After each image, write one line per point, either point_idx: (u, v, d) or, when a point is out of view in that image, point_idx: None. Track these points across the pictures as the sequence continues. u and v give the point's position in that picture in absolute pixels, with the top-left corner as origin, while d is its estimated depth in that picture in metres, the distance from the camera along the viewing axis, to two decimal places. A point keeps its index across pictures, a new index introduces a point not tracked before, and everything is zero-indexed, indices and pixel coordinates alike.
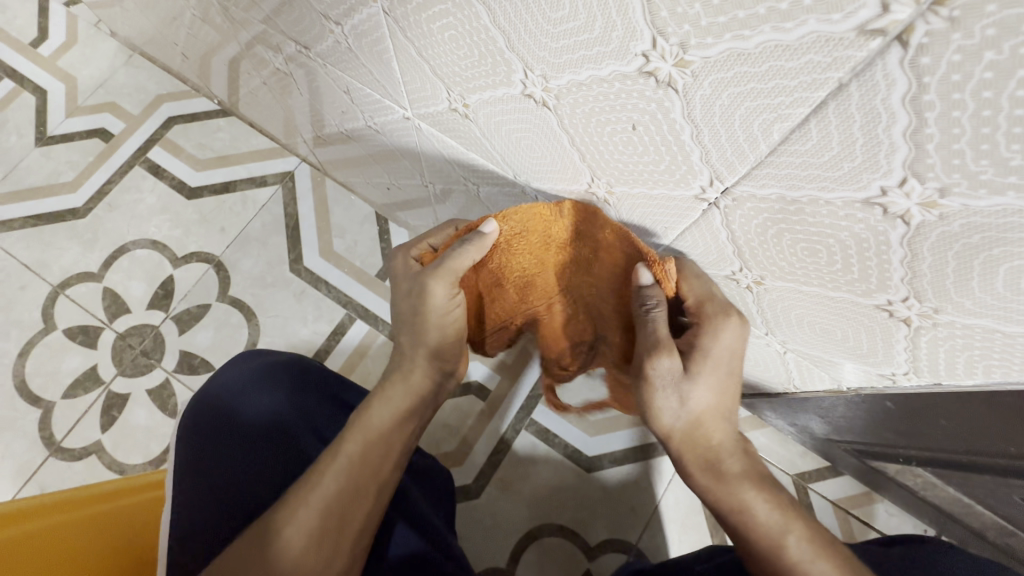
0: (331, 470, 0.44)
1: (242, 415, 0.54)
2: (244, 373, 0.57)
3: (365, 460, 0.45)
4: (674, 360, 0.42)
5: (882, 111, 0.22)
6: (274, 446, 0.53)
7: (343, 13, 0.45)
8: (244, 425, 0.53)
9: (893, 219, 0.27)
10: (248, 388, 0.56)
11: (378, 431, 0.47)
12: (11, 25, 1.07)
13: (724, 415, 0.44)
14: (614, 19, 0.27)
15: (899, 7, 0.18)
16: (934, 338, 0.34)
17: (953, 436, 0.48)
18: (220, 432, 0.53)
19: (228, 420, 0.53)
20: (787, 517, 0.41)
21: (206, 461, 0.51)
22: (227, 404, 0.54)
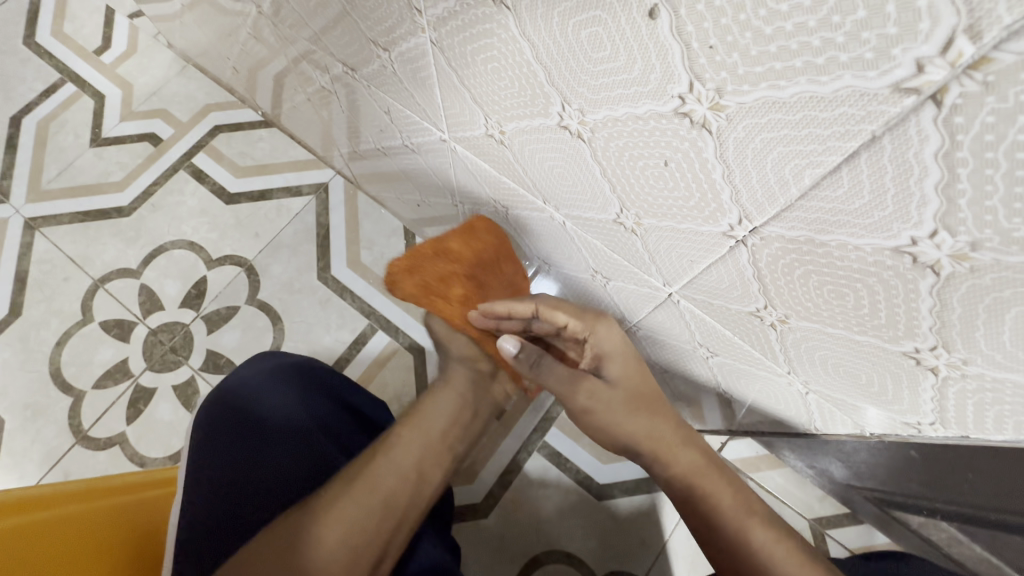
0: (387, 458, 0.48)
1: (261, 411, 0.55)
2: (266, 374, 0.59)
3: (405, 457, 0.48)
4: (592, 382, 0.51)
5: (914, 165, 0.23)
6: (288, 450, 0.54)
7: (392, 41, 0.48)
8: (264, 425, 0.55)
9: (922, 268, 0.27)
10: (263, 386, 0.57)
11: (426, 418, 0.51)
12: (78, 33, 1.14)
13: (654, 403, 0.52)
14: (654, 62, 0.28)
15: (934, 69, 0.19)
16: (962, 390, 0.33)
17: (979, 490, 0.47)
18: (240, 430, 0.54)
19: (250, 417, 0.55)
20: (745, 504, 0.50)
21: (224, 460, 0.52)
22: (252, 403, 0.56)
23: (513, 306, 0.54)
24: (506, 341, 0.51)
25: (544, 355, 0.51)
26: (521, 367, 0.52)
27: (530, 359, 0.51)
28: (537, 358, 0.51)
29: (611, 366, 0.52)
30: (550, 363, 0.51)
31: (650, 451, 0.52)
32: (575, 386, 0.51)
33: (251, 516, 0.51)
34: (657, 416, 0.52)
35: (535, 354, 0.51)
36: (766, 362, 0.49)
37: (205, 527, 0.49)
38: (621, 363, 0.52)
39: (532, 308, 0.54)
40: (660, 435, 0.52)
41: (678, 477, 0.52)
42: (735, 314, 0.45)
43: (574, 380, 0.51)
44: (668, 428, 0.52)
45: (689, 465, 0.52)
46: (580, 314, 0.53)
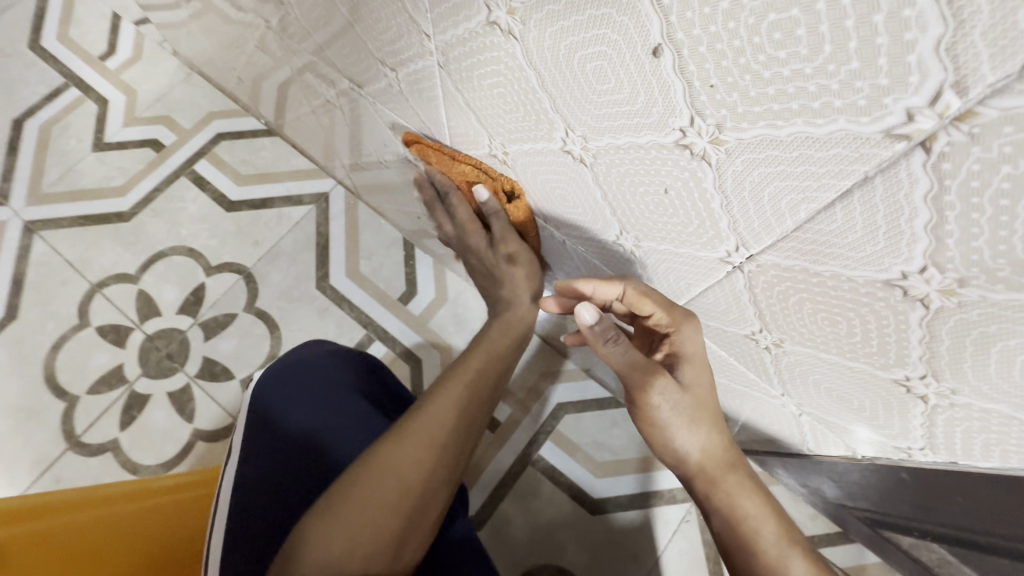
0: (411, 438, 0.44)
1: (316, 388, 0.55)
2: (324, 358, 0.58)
3: (423, 440, 0.43)
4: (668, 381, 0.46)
5: (905, 206, 0.24)
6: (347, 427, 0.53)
7: (400, 61, 0.49)
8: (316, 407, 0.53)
9: (912, 301, 0.28)
10: (320, 365, 0.57)
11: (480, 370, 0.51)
12: (83, 39, 1.14)
13: (714, 414, 0.48)
14: (656, 96, 0.29)
15: (923, 118, 0.20)
16: (950, 418, 0.34)
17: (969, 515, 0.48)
18: (289, 405, 0.53)
19: (307, 393, 0.54)
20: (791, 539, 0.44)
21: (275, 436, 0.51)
22: (317, 380, 0.55)
23: (598, 286, 0.48)
24: (586, 307, 0.44)
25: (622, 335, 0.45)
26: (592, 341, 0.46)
27: (607, 335, 0.45)
28: (615, 335, 0.45)
29: (688, 371, 0.47)
30: (627, 344, 0.46)
31: (697, 465, 0.48)
32: (642, 380, 0.47)
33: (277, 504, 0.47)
34: (716, 429, 0.48)
35: (614, 331, 0.45)
36: (760, 383, 0.50)
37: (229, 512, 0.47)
38: (699, 374, 0.48)
39: (620, 291, 0.47)
40: (710, 452, 0.48)
41: (719, 494, 0.47)
42: (731, 336, 0.46)
43: (642, 373, 0.47)
44: (724, 445, 0.48)
45: (735, 485, 0.47)
46: (671, 308, 0.46)
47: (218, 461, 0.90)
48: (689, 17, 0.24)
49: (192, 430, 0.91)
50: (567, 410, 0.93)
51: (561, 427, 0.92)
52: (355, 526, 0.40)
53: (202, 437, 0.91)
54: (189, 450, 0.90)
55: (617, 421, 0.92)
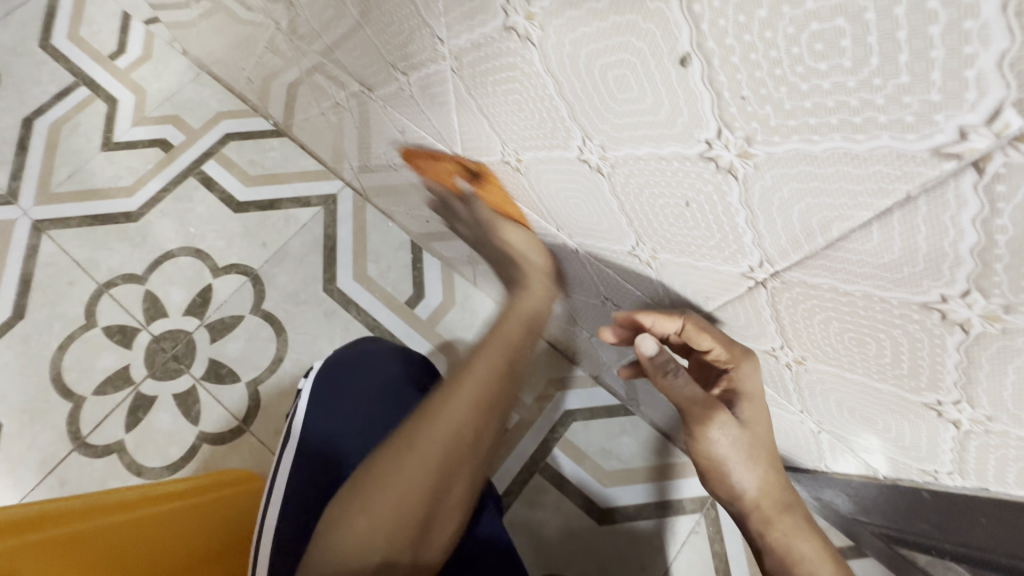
0: (424, 440, 0.46)
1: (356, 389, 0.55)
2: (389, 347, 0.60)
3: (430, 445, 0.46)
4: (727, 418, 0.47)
5: (950, 227, 0.22)
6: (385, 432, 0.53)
7: (412, 65, 0.48)
8: (380, 394, 0.55)
9: (951, 325, 0.27)
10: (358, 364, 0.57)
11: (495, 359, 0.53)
12: (94, 38, 1.14)
13: (770, 453, 0.50)
14: (681, 107, 0.28)
15: (977, 137, 0.19)
16: (984, 445, 0.33)
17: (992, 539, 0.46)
18: (354, 390, 0.55)
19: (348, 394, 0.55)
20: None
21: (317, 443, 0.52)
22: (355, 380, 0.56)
23: (657, 320, 0.47)
24: (645, 340, 0.46)
25: (681, 367, 0.47)
26: (652, 372, 0.48)
27: (670, 366, 0.47)
28: (674, 368, 0.47)
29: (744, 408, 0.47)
30: (688, 378, 0.47)
31: (753, 503, 0.51)
32: (698, 413, 0.48)
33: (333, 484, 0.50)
34: (773, 468, 0.50)
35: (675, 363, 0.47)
36: (778, 399, 0.48)
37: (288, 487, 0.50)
38: (754, 411, 0.48)
39: (678, 326, 0.46)
40: (763, 490, 0.50)
41: (774, 534, 0.50)
42: (750, 351, 0.44)
43: (698, 405, 0.48)
44: (781, 487, 0.50)
45: (790, 527, 0.50)
46: (730, 346, 0.44)
47: (222, 465, 0.89)
48: (722, 25, 0.22)
49: (198, 433, 0.91)
50: (575, 417, 0.91)
51: (570, 435, 0.91)
52: (373, 521, 0.44)
53: (207, 440, 0.90)
54: (194, 453, 0.90)
55: (626, 429, 0.91)
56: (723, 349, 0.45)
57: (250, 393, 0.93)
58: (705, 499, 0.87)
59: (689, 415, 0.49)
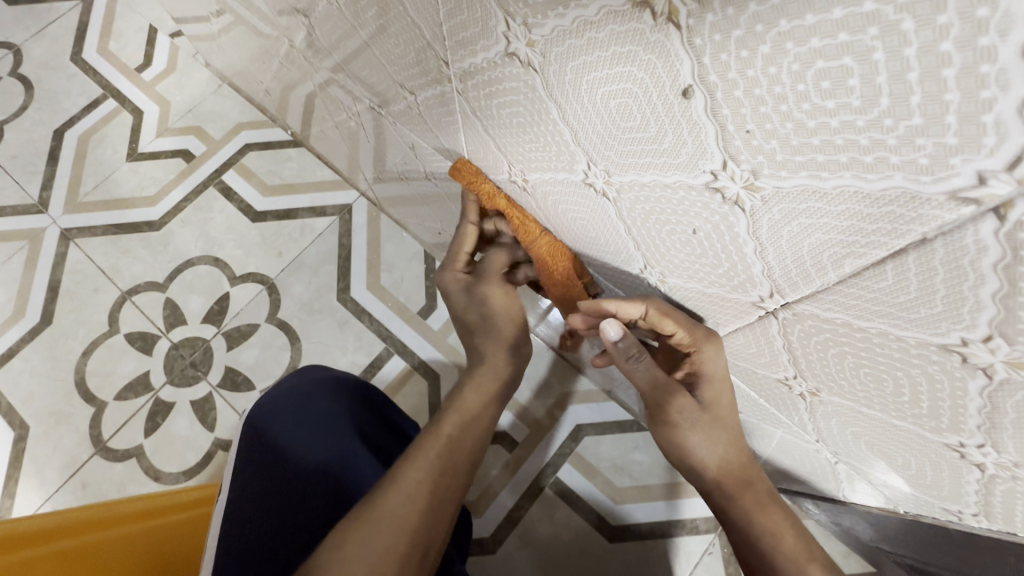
0: (389, 502, 0.41)
1: (314, 411, 0.54)
2: (323, 377, 0.58)
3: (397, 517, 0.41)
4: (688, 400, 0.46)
5: (969, 272, 0.21)
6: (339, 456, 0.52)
7: (419, 85, 0.48)
8: (324, 419, 0.54)
9: (973, 369, 0.25)
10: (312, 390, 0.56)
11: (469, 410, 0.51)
12: (122, 52, 1.18)
13: (732, 432, 0.48)
14: (685, 137, 0.26)
15: (997, 183, 0.17)
16: (1010, 490, 0.31)
17: None
18: (295, 417, 0.53)
19: (301, 417, 0.53)
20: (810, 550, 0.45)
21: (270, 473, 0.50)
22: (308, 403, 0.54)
23: (620, 305, 0.44)
24: (609, 325, 0.45)
25: (644, 353, 0.46)
26: (615, 357, 0.47)
27: (631, 351, 0.46)
28: (637, 353, 0.46)
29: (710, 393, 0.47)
30: (648, 361, 0.46)
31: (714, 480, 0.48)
32: (662, 394, 0.47)
33: (289, 515, 0.48)
34: (735, 444, 0.48)
35: (635, 348, 0.46)
36: (792, 427, 0.47)
37: (243, 513, 0.47)
38: (718, 394, 0.47)
39: (641, 311, 0.43)
40: (727, 470, 0.48)
41: (737, 510, 0.47)
42: (763, 378, 0.43)
43: (660, 388, 0.47)
44: (742, 461, 0.48)
45: (753, 501, 0.47)
46: (693, 328, 0.42)
47: None
48: (724, 59, 0.21)
49: (213, 440, 0.92)
50: (586, 432, 0.90)
51: (580, 449, 0.90)
52: None
53: (222, 446, 0.92)
54: (210, 459, 0.91)
55: (638, 445, 0.89)
56: (684, 336, 0.42)
57: None
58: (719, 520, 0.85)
59: (650, 397, 0.48)
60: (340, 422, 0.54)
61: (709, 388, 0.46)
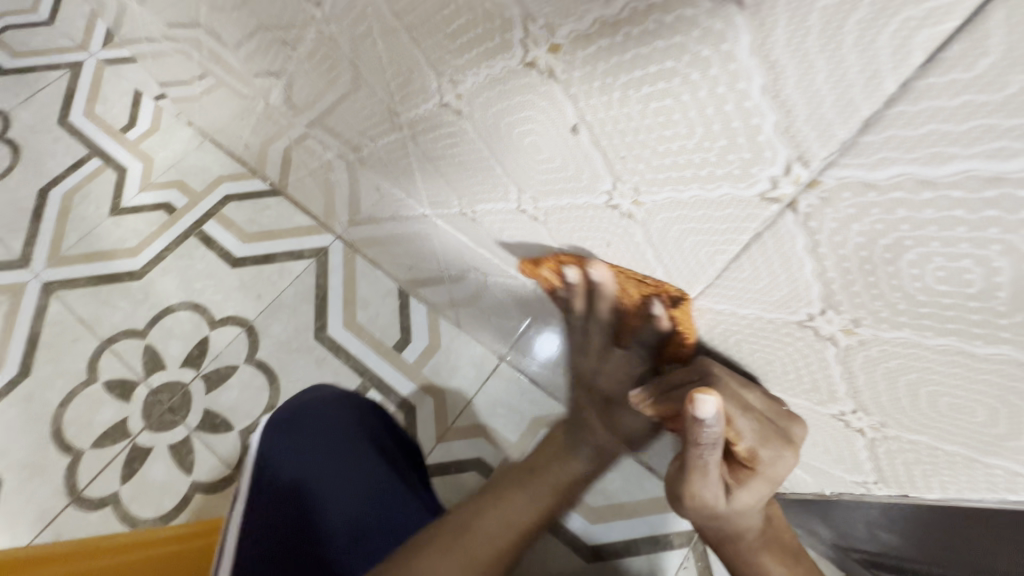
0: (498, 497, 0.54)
1: (327, 422, 0.59)
2: (351, 400, 0.64)
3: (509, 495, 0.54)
4: (739, 488, 0.41)
5: (793, 257, 0.27)
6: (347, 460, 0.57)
7: (379, 133, 0.56)
8: (355, 433, 0.60)
9: (824, 339, 0.30)
10: (332, 406, 0.62)
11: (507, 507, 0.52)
12: (108, 114, 1.25)
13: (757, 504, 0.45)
14: (582, 166, 0.33)
15: (784, 184, 0.23)
16: (889, 450, 0.36)
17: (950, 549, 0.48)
18: (316, 428, 0.58)
19: (319, 425, 0.59)
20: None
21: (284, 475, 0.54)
22: (328, 417, 0.60)
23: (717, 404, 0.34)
24: (709, 407, 0.34)
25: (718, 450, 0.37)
26: (695, 445, 0.37)
27: (710, 439, 0.36)
28: (711, 450, 0.37)
29: (754, 489, 0.41)
30: (717, 461, 0.38)
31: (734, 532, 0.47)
32: (711, 479, 0.40)
33: (288, 511, 0.51)
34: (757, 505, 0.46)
35: (718, 436, 0.36)
36: None
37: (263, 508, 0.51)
38: (764, 490, 0.42)
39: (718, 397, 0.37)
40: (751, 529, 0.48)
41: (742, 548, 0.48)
42: None
43: (715, 483, 0.40)
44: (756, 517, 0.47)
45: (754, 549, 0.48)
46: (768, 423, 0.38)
47: (214, 514, 0.91)
48: (593, 103, 0.28)
49: (191, 483, 0.93)
50: None
51: None
52: None
53: (200, 489, 0.92)
54: (187, 503, 0.92)
55: None
56: (754, 437, 0.38)
57: (243, 441, 0.96)
58: (691, 534, 0.87)
59: (700, 489, 0.41)
60: (363, 442, 0.59)
61: (760, 482, 0.41)
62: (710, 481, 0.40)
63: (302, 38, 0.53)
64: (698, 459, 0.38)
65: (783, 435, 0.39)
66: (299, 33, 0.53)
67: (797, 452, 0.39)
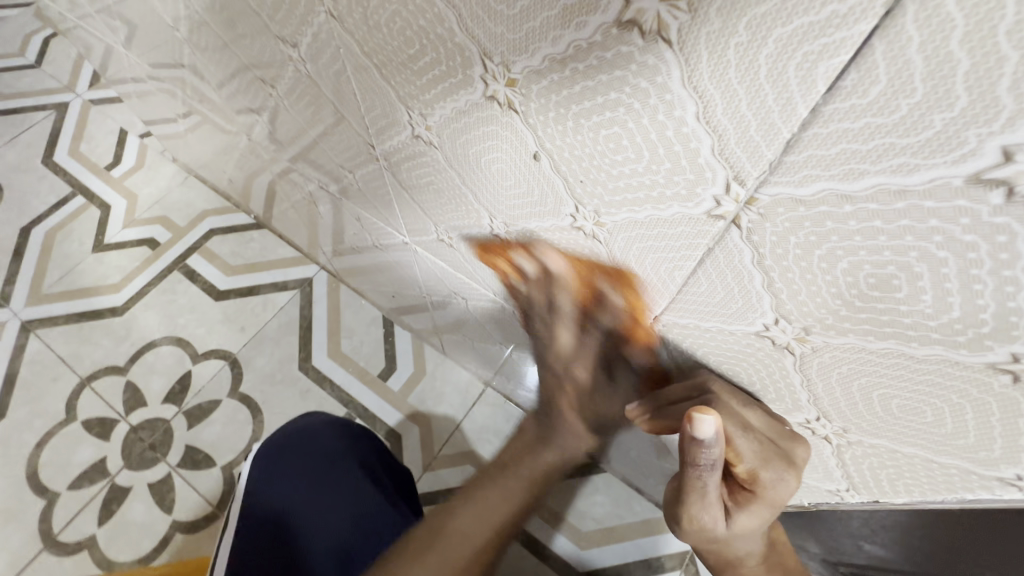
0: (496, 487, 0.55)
1: (312, 449, 0.61)
2: (340, 422, 0.64)
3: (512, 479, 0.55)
4: (740, 514, 0.38)
5: (744, 270, 0.28)
6: (327, 486, 0.58)
7: (357, 164, 0.58)
8: (338, 458, 0.61)
9: (781, 348, 0.32)
10: (319, 431, 0.63)
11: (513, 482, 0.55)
12: (92, 152, 1.26)
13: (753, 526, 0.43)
14: (546, 191, 0.34)
15: (726, 203, 0.25)
16: (855, 456, 0.37)
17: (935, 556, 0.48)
18: (301, 455, 0.60)
19: (305, 452, 0.60)
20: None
21: (267, 504, 0.56)
22: (314, 443, 0.61)
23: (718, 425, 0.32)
24: (709, 429, 0.32)
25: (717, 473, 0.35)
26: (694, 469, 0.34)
27: (710, 461, 0.34)
28: (711, 474, 0.35)
29: (755, 513, 0.39)
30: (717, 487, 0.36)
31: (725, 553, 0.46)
32: (709, 504, 0.37)
33: (269, 538, 0.54)
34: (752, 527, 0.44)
35: (718, 457, 0.34)
36: None
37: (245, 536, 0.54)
38: (764, 516, 0.39)
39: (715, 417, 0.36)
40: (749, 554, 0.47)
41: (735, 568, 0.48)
42: None
43: (714, 509, 0.37)
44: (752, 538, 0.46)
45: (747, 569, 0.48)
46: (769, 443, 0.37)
47: (195, 554, 0.89)
48: (550, 132, 0.29)
49: (171, 522, 0.90)
50: None
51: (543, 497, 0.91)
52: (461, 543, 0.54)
53: (180, 528, 0.90)
54: (167, 543, 0.89)
55: (598, 487, 0.91)
56: (753, 457, 0.37)
57: (225, 476, 0.94)
58: (683, 555, 0.87)
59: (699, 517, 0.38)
60: (349, 465, 0.60)
61: (759, 505, 0.39)
62: (709, 507, 0.37)
63: (282, 77, 0.56)
64: (695, 483, 0.35)
65: (784, 456, 0.37)
66: (279, 73, 0.56)
67: (798, 475, 0.37)
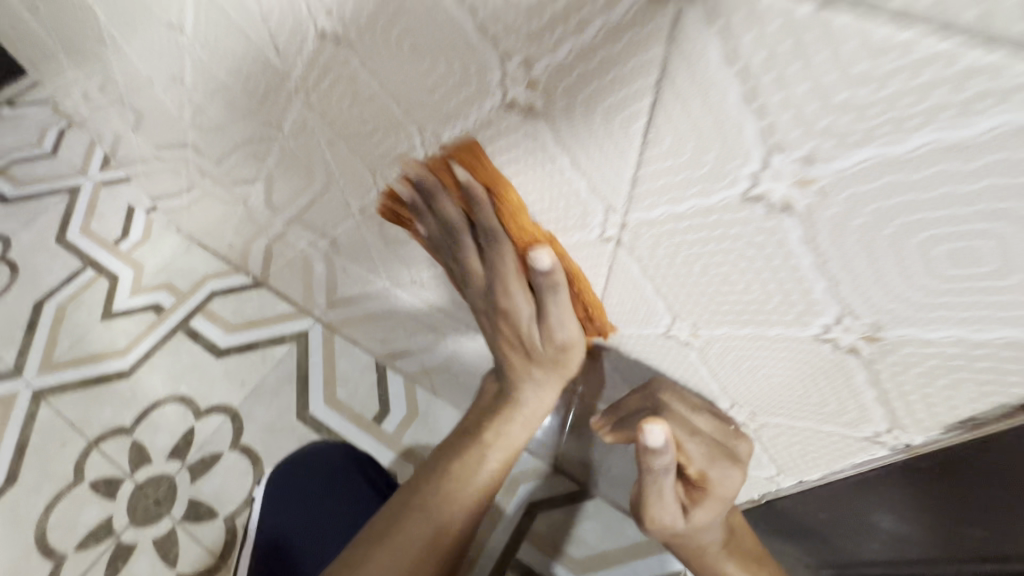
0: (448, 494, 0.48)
1: (305, 476, 0.68)
2: (332, 448, 0.71)
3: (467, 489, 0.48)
4: (698, 512, 0.44)
5: (635, 282, 0.37)
6: (317, 510, 0.66)
7: (340, 221, 0.66)
8: (327, 483, 0.67)
9: (682, 344, 0.39)
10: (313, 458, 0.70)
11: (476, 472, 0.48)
12: (102, 228, 1.36)
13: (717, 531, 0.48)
14: None
15: (608, 228, 0.34)
16: (770, 436, 0.43)
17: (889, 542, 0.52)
18: (297, 482, 0.68)
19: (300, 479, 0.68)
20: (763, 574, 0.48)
21: (270, 528, 0.65)
22: (309, 470, 0.69)
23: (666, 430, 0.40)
24: (656, 433, 0.39)
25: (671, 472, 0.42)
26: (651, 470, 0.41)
27: (662, 464, 0.41)
28: (667, 472, 0.41)
29: (710, 510, 0.44)
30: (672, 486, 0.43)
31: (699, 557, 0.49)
32: (668, 504, 0.44)
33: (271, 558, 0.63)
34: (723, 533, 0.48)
35: (670, 461, 0.41)
36: None
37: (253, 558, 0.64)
38: (719, 513, 0.45)
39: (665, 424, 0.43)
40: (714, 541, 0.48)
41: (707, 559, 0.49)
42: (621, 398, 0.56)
43: (671, 507, 0.44)
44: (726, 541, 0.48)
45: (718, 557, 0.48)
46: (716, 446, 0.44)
47: None
48: None
49: None
50: (542, 508, 0.93)
51: (537, 527, 0.92)
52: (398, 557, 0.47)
53: None
54: None
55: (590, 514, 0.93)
56: (701, 459, 0.44)
57: (227, 527, 0.98)
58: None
59: (661, 514, 0.44)
60: (338, 488, 0.67)
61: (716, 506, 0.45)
62: (666, 505, 0.44)
63: (274, 151, 0.65)
64: (653, 481, 0.42)
65: (728, 456, 0.44)
66: (270, 148, 0.65)
67: (744, 471, 0.44)
